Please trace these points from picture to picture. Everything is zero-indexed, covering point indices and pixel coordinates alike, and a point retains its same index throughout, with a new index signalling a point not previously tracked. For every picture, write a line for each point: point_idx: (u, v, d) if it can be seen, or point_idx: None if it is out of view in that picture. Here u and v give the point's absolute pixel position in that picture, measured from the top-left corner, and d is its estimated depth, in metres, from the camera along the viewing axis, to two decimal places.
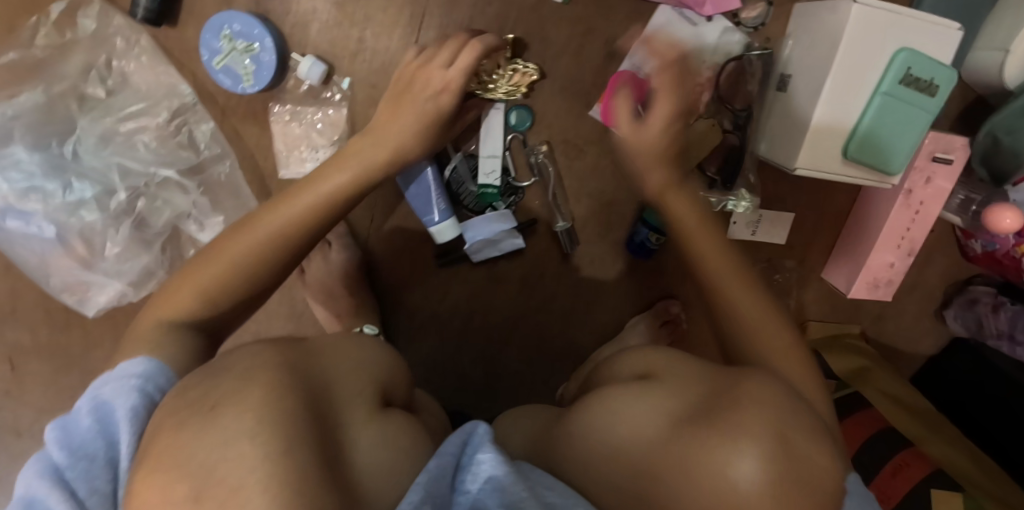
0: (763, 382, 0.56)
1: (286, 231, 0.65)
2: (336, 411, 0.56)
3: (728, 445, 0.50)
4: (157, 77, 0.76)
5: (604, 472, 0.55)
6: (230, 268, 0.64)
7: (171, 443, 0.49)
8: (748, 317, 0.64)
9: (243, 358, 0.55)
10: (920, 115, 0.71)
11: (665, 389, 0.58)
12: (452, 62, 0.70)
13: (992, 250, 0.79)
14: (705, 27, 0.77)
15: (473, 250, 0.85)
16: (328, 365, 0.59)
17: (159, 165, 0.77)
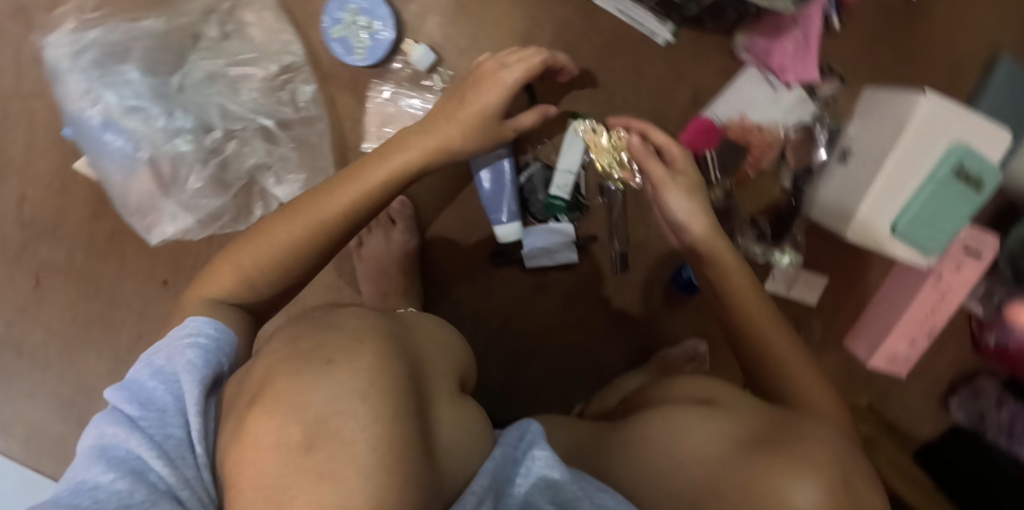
0: (821, 428, 0.59)
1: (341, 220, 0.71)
2: (426, 385, 0.62)
3: (789, 473, 0.52)
4: (274, 33, 0.80)
5: (662, 484, 0.58)
6: (278, 250, 0.70)
7: (283, 387, 0.55)
8: (792, 362, 0.67)
9: (351, 319, 0.63)
10: (966, 206, 0.76)
11: (727, 417, 0.61)
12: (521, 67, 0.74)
13: (1004, 345, 0.85)
14: (783, 94, 0.82)
15: (529, 255, 0.89)
16: (419, 341, 0.67)
17: (259, 113, 0.79)
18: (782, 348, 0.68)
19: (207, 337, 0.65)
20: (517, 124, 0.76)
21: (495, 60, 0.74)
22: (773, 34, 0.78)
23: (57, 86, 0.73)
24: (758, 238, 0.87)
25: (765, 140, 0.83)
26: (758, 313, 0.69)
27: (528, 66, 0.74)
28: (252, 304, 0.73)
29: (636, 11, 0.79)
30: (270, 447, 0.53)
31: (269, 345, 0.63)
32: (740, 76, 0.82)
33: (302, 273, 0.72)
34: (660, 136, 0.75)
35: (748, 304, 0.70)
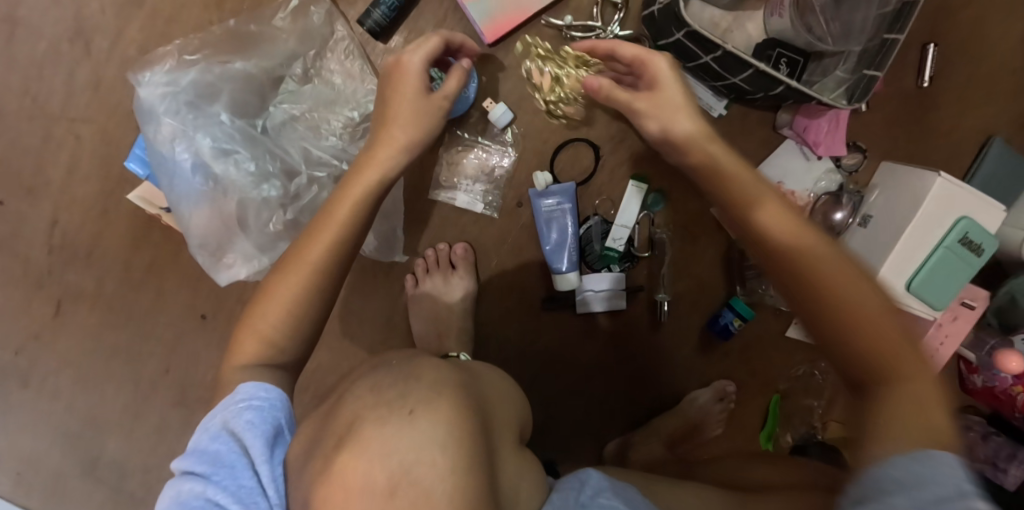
0: None
1: (345, 246, 0.70)
2: (493, 429, 0.64)
3: None
4: (358, 82, 0.82)
5: None
6: (284, 308, 0.69)
7: (374, 435, 0.57)
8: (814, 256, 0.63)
9: (429, 369, 0.64)
10: (964, 269, 0.88)
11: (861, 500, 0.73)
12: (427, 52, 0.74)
13: (991, 386, 0.98)
14: (815, 163, 0.93)
15: (581, 301, 0.93)
16: (487, 392, 0.69)
17: (341, 159, 0.82)
18: (868, 303, 0.61)
19: (262, 399, 0.66)
20: (446, 94, 0.75)
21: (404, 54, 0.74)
22: (811, 113, 0.88)
23: (148, 126, 0.73)
24: None
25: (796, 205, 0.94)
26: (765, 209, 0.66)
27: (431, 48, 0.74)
28: (283, 363, 0.71)
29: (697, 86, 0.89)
30: (357, 492, 0.55)
31: (353, 391, 0.66)
32: (779, 149, 0.93)
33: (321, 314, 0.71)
34: (628, 51, 0.74)
35: (828, 265, 0.62)
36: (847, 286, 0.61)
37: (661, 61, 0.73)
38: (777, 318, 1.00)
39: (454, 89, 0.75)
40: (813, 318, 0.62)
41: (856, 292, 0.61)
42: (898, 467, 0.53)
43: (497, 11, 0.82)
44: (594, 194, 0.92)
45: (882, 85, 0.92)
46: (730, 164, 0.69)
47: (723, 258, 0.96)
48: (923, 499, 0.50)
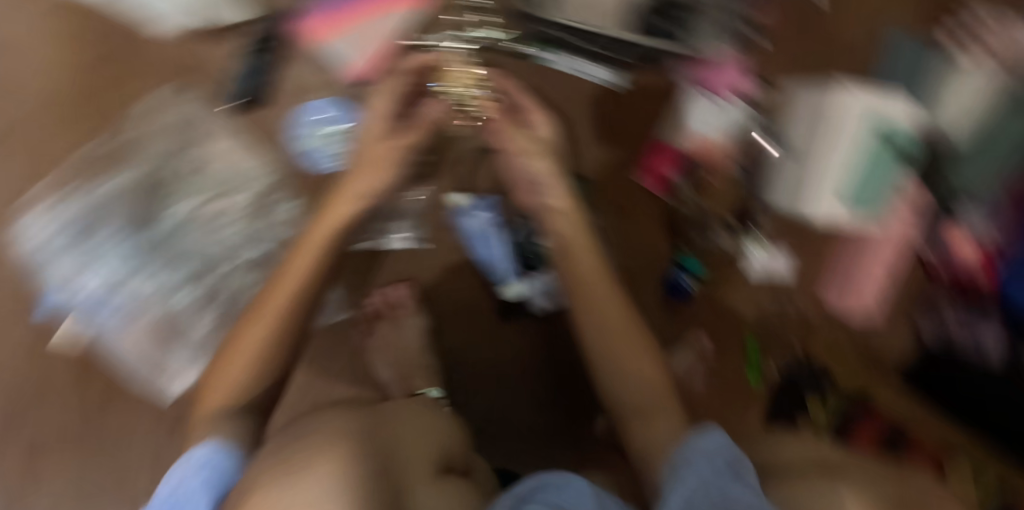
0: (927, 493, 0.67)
1: (292, 306, 0.68)
2: (399, 471, 0.56)
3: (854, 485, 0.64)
4: (241, 164, 0.83)
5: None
6: (248, 360, 0.67)
7: (260, 499, 0.49)
8: (586, 276, 0.73)
9: (329, 425, 0.60)
10: (890, 167, 0.88)
11: (863, 489, 0.63)
12: (393, 100, 0.71)
13: (954, 271, 0.96)
14: (729, 107, 0.89)
15: (534, 303, 0.92)
16: (397, 432, 0.63)
17: (245, 246, 0.82)
18: (615, 324, 0.72)
19: (213, 462, 0.62)
20: (400, 142, 0.70)
21: (380, 101, 0.71)
22: (704, 60, 0.88)
23: (54, 268, 0.81)
24: (728, 229, 0.96)
25: (716, 148, 0.89)
26: (568, 235, 0.74)
27: (393, 92, 0.72)
28: (250, 408, 0.69)
29: (585, 64, 0.88)
30: None
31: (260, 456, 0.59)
32: (683, 103, 0.91)
33: (280, 367, 0.69)
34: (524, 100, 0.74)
35: (597, 285, 0.73)
36: (608, 307, 0.72)
37: (544, 126, 0.74)
38: (729, 257, 1.00)
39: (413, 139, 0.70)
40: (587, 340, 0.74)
41: (612, 314, 0.72)
42: (695, 446, 0.62)
43: (360, 46, 0.80)
44: None
45: (761, 10, 0.92)
46: (547, 174, 0.73)
47: (662, 217, 0.97)
48: (716, 463, 0.58)
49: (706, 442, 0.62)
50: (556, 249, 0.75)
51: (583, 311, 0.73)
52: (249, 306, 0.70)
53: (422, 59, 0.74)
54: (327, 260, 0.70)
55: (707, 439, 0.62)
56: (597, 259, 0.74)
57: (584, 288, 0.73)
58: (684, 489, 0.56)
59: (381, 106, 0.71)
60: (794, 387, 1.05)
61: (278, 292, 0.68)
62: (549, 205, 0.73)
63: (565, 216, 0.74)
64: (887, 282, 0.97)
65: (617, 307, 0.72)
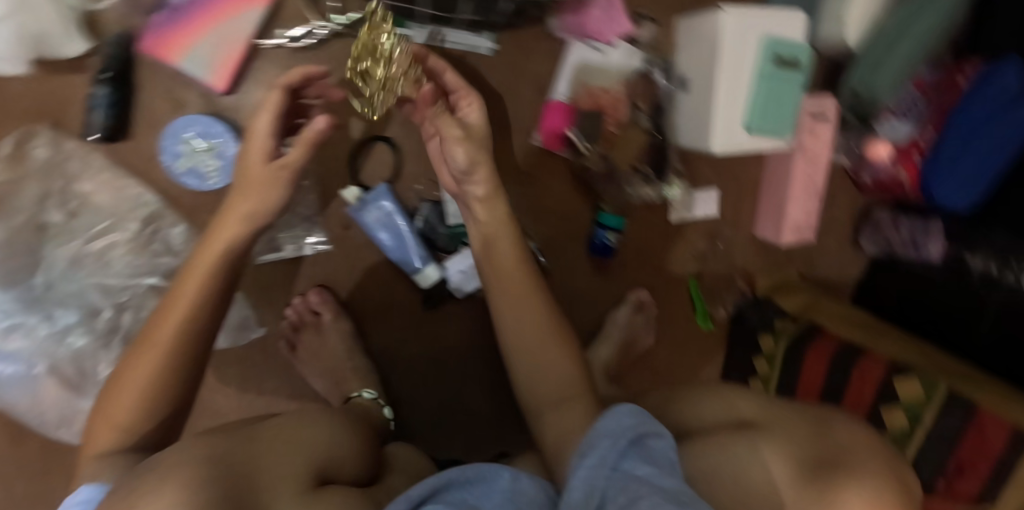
0: (849, 426, 0.67)
1: (183, 335, 0.64)
2: (251, 489, 0.54)
3: (771, 441, 0.66)
4: (119, 193, 0.77)
5: (715, 491, 0.62)
6: (138, 395, 0.63)
7: None
8: (504, 268, 0.75)
9: (173, 455, 0.55)
10: (791, 87, 0.86)
11: (773, 438, 0.66)
12: (273, 111, 0.66)
13: (879, 178, 1.01)
14: (611, 53, 0.88)
15: (456, 286, 0.90)
16: (264, 448, 0.59)
17: (140, 274, 0.77)
18: (529, 314, 0.73)
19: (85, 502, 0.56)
20: (286, 162, 0.66)
21: (272, 109, 0.66)
22: (577, 9, 0.85)
23: None
24: (646, 182, 0.93)
25: (613, 98, 0.88)
26: (488, 228, 0.76)
27: (275, 106, 0.66)
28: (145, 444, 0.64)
29: (454, 33, 0.83)
30: None
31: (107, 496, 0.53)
32: (569, 58, 0.88)
33: (175, 396, 0.65)
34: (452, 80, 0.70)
35: (511, 275, 0.74)
36: (523, 297, 0.74)
37: (474, 108, 0.72)
38: (651, 211, 0.98)
39: (299, 158, 0.66)
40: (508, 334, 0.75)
41: (528, 308, 0.74)
42: (602, 424, 0.62)
43: (215, 57, 0.75)
44: (411, 182, 0.88)
45: None
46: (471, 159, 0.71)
47: (573, 178, 0.94)
48: (621, 445, 0.59)
49: (612, 420, 0.62)
50: (476, 239, 0.76)
51: (502, 306, 0.75)
52: (140, 335, 0.66)
53: (303, 72, 0.67)
54: (212, 287, 0.65)
55: (611, 417, 0.62)
56: (511, 251, 0.75)
57: (498, 285, 0.75)
58: (593, 465, 0.57)
59: (273, 112, 0.66)
60: (742, 329, 1.06)
61: (167, 323, 0.64)
62: (473, 194, 0.74)
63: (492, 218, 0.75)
64: (808, 204, 1.00)
65: (530, 296, 0.74)
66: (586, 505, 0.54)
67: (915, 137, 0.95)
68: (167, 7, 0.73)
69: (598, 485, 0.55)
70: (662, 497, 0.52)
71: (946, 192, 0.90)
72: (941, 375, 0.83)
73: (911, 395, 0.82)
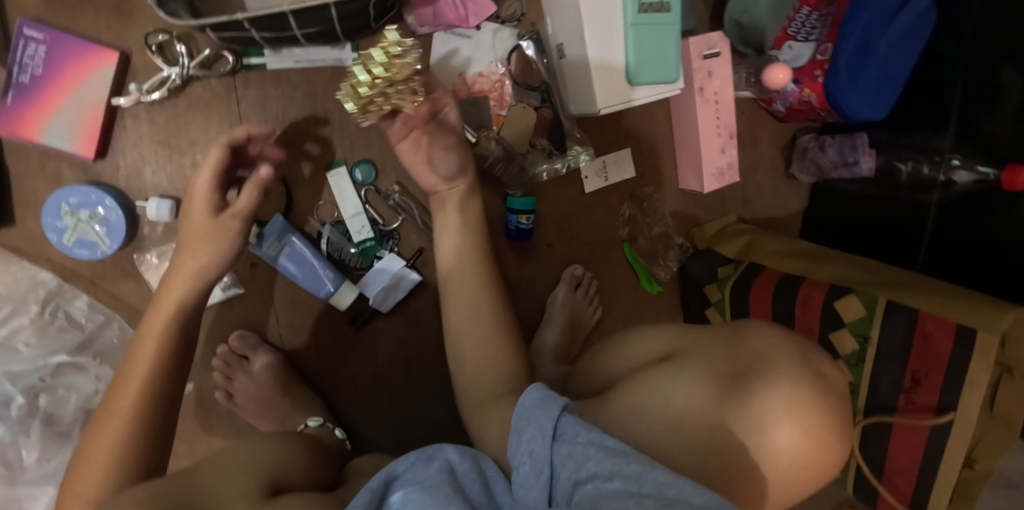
0: (766, 330, 0.60)
1: (150, 389, 0.61)
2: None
3: (687, 368, 0.60)
4: (14, 276, 0.77)
5: (635, 432, 0.57)
6: (103, 456, 0.57)
7: None
8: (450, 262, 0.75)
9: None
10: (669, 31, 0.84)
11: (690, 364, 0.61)
12: (207, 167, 0.66)
13: (790, 105, 0.97)
14: (478, 36, 0.87)
15: (378, 301, 0.90)
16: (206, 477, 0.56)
17: (48, 354, 0.78)
18: (484, 308, 0.73)
19: None
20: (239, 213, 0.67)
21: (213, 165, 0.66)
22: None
23: None
24: (548, 157, 0.91)
25: (493, 80, 0.88)
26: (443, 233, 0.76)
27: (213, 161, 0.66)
28: None
29: (312, 52, 0.81)
30: None
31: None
32: (437, 50, 0.86)
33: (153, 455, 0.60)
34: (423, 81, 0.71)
35: (471, 264, 0.74)
36: (480, 292, 0.73)
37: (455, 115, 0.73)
38: (564, 185, 0.96)
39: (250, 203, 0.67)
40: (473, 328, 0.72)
41: (488, 299, 0.73)
42: (524, 401, 0.54)
43: (74, 127, 0.75)
44: (308, 208, 0.86)
45: None
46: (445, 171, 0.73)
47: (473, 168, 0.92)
48: (548, 413, 0.51)
49: (532, 400, 0.53)
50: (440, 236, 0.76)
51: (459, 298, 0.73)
52: (98, 408, 0.61)
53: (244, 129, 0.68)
54: (172, 341, 0.63)
55: (534, 392, 0.54)
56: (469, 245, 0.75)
57: (459, 284, 0.74)
58: (534, 436, 0.50)
59: (211, 172, 0.66)
60: (689, 283, 1.03)
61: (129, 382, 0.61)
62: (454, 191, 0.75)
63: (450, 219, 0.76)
64: (723, 145, 0.97)
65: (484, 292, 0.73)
66: (537, 481, 0.48)
67: (816, 55, 0.90)
68: (10, 89, 0.72)
69: (541, 457, 0.48)
70: (608, 453, 0.47)
71: (852, 104, 0.87)
72: (876, 287, 0.80)
73: (855, 314, 0.79)
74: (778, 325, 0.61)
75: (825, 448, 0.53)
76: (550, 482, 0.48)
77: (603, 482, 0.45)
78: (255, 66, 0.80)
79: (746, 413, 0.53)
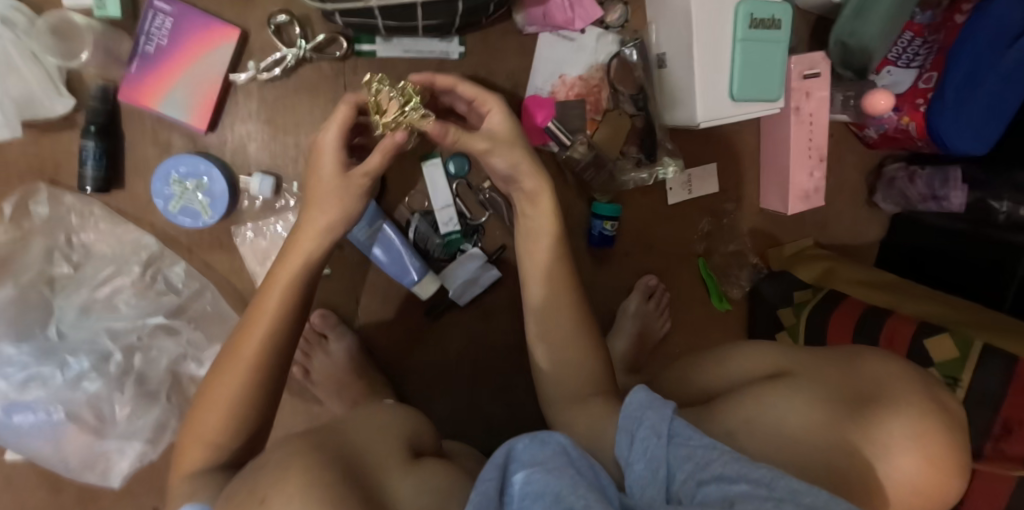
0: (877, 359, 0.63)
1: (272, 341, 0.61)
2: (369, 461, 0.51)
3: (801, 389, 0.63)
4: (120, 237, 0.80)
5: (757, 446, 0.59)
6: (226, 404, 0.59)
7: None
8: (532, 261, 0.73)
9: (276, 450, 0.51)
10: (775, 50, 0.84)
11: (803, 383, 0.64)
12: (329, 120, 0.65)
13: (885, 131, 0.96)
14: (582, 39, 0.88)
15: (457, 294, 0.91)
16: (352, 429, 0.56)
17: (146, 314, 0.81)
18: (562, 313, 0.72)
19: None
20: (368, 171, 0.65)
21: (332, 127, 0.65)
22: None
23: None
24: (637, 165, 0.92)
25: (592, 85, 0.89)
26: (529, 236, 0.74)
27: (340, 119, 0.65)
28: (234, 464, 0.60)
29: (421, 43, 0.82)
30: None
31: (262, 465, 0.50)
32: (540, 51, 0.87)
33: (265, 407, 0.62)
34: (470, 88, 0.71)
35: (561, 266, 0.73)
36: (562, 295, 0.72)
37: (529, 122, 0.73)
38: (647, 194, 0.97)
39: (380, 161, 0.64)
40: (548, 334, 0.72)
41: (570, 301, 0.73)
42: (628, 404, 0.59)
43: (192, 98, 0.77)
44: (399, 197, 0.89)
45: None
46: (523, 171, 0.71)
47: (562, 170, 0.93)
48: (661, 413, 0.56)
49: (637, 404, 0.58)
50: (523, 230, 0.75)
51: (539, 301, 0.72)
52: (223, 350, 0.63)
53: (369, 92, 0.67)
54: (299, 297, 0.63)
55: (637, 393, 0.59)
56: (551, 245, 0.73)
57: (545, 297, 0.72)
58: (647, 435, 0.54)
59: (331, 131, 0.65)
60: (759, 304, 1.02)
61: (247, 336, 0.61)
62: (520, 191, 0.72)
63: (543, 220, 0.73)
64: (813, 167, 0.95)
65: (570, 296, 0.73)
66: (654, 480, 0.52)
67: (916, 82, 0.91)
68: (137, 58, 0.75)
69: (658, 455, 0.53)
70: (731, 457, 0.51)
71: (955, 133, 0.86)
72: (971, 328, 0.79)
73: (946, 355, 0.78)
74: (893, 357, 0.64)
75: (941, 478, 0.55)
76: (667, 479, 0.52)
77: (728, 484, 0.47)
78: (365, 53, 0.81)
79: (875, 438, 0.55)
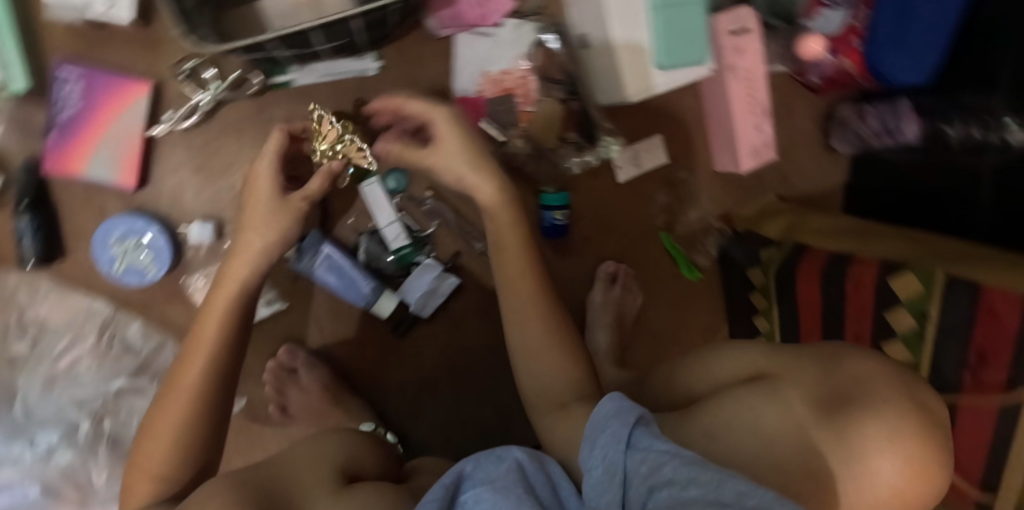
0: (862, 356, 0.59)
1: (214, 367, 0.61)
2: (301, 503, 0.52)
3: (780, 391, 0.59)
4: (72, 307, 0.81)
5: (728, 454, 0.56)
6: (170, 430, 0.59)
7: None
8: (503, 267, 0.70)
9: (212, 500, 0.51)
10: (695, 10, 0.81)
11: (784, 386, 0.60)
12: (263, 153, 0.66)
13: (827, 74, 0.93)
14: (499, 33, 0.86)
15: (419, 307, 0.90)
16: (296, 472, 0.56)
17: (108, 379, 0.82)
18: (529, 311, 0.68)
19: None
20: (307, 194, 0.66)
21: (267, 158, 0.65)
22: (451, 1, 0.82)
23: None
24: (578, 150, 0.91)
25: (517, 77, 0.86)
26: (496, 241, 0.69)
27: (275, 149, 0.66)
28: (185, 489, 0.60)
29: (337, 64, 0.81)
30: None
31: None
32: (458, 52, 0.86)
33: (211, 430, 0.62)
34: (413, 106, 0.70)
35: (523, 265, 0.69)
36: (526, 294, 0.69)
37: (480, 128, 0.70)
38: (596, 176, 0.95)
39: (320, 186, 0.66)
40: (521, 337, 0.69)
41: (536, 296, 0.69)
42: (599, 411, 0.56)
43: (116, 159, 0.77)
44: (343, 219, 0.88)
45: None
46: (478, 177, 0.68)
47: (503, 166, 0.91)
48: (626, 421, 0.52)
49: (609, 410, 0.55)
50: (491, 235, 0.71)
51: (509, 305, 0.70)
52: (166, 378, 0.63)
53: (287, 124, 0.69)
54: (238, 325, 0.63)
55: (609, 401, 0.56)
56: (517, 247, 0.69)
57: (510, 297, 0.70)
58: (607, 442, 0.51)
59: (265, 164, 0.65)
60: (729, 268, 1.01)
61: (189, 363, 0.61)
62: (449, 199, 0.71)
63: (506, 224, 0.69)
64: (759, 121, 0.93)
65: (535, 292, 0.69)
66: (610, 485, 0.48)
67: (850, 20, 0.89)
68: (55, 126, 0.75)
69: (616, 461, 0.49)
70: (685, 461, 0.47)
71: (892, 66, 0.85)
72: (936, 261, 0.76)
73: (910, 292, 0.76)
74: (877, 351, 0.60)
75: (929, 483, 0.51)
76: (624, 484, 0.48)
77: (682, 489, 0.45)
78: (280, 84, 0.81)
79: (853, 445, 0.52)
